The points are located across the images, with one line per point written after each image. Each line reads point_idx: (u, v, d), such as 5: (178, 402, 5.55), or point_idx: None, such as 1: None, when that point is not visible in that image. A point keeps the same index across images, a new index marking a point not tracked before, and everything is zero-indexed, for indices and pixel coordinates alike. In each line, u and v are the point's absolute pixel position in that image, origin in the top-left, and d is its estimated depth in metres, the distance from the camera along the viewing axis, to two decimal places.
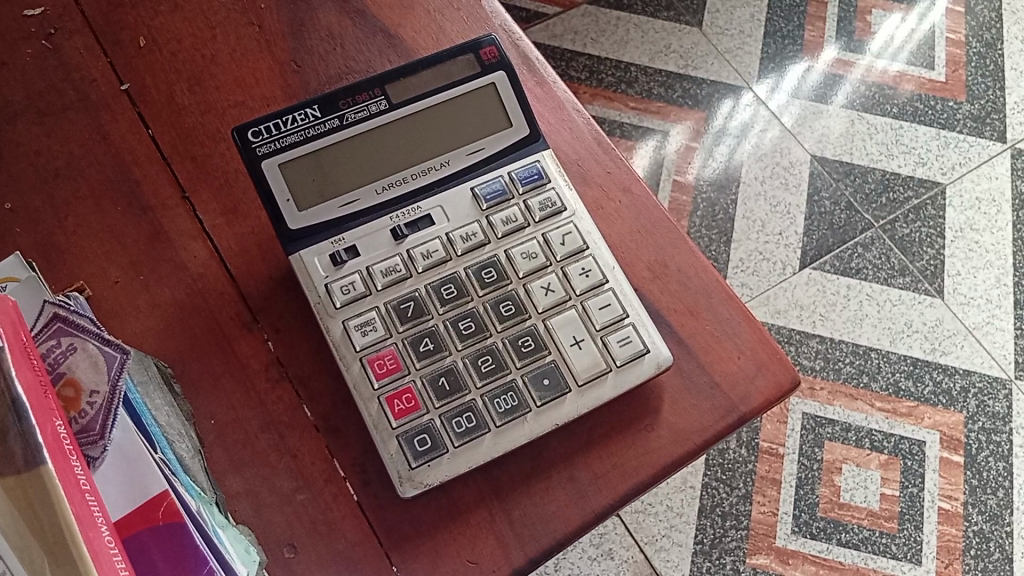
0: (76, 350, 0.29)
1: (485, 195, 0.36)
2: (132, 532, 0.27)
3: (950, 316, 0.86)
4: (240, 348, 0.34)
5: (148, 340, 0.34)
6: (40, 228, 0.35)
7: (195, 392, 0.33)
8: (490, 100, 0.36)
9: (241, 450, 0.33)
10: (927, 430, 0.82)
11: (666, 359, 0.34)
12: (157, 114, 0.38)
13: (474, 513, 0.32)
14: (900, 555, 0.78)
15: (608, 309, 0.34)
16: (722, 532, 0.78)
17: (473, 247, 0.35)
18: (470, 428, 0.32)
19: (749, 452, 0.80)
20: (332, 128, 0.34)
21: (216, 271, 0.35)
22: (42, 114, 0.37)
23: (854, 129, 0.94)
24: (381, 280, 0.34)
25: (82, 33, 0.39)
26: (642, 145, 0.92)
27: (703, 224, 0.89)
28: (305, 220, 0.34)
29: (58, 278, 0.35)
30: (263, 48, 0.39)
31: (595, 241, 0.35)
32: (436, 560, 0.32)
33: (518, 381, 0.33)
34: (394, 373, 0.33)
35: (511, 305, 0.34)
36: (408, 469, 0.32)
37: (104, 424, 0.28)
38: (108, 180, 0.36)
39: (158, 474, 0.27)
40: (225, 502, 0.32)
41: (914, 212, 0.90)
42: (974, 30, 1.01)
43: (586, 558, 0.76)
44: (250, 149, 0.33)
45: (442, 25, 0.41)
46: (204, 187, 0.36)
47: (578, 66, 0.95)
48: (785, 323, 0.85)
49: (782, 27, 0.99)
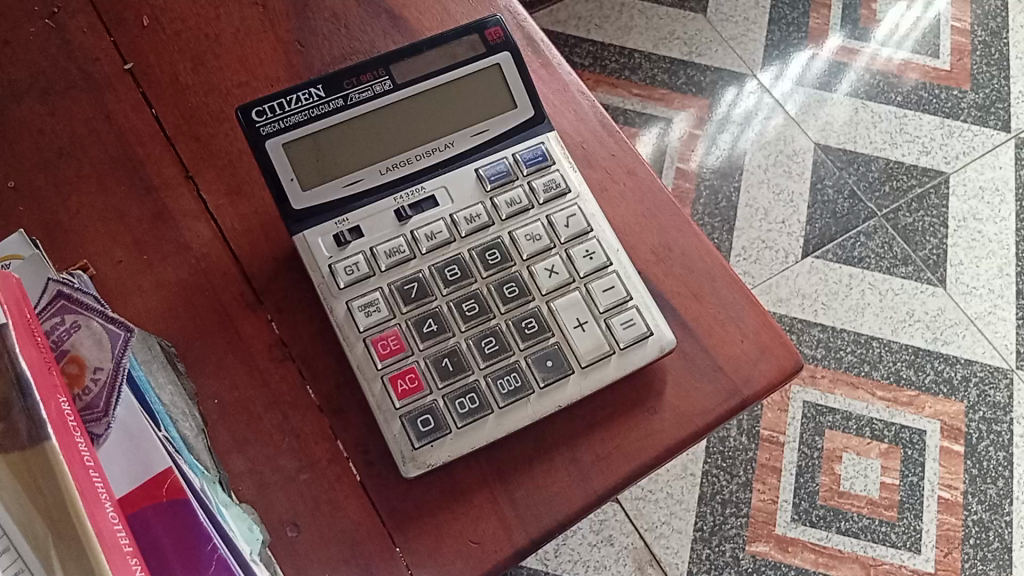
0: (80, 328, 0.29)
1: (489, 176, 0.35)
2: (136, 508, 0.27)
3: (952, 306, 0.86)
4: (243, 328, 0.34)
5: (151, 319, 0.34)
6: (43, 208, 0.35)
7: (198, 371, 0.33)
8: (495, 81, 0.36)
9: (245, 429, 0.33)
10: (927, 419, 0.82)
11: (670, 341, 0.34)
12: (161, 94, 0.37)
13: (476, 493, 0.32)
14: (900, 543, 0.78)
15: (610, 291, 0.34)
16: (722, 519, 0.78)
17: (476, 228, 0.35)
18: (473, 409, 0.32)
19: (750, 440, 0.80)
20: (335, 108, 0.34)
21: (219, 251, 0.35)
22: (46, 94, 0.37)
23: (858, 118, 0.94)
24: (384, 260, 0.34)
25: (84, 12, 0.39)
26: (645, 132, 0.92)
27: (706, 211, 0.89)
28: (308, 200, 0.34)
29: (61, 257, 0.35)
30: (267, 29, 0.39)
31: (599, 224, 0.35)
32: (439, 541, 0.32)
33: (520, 362, 0.33)
34: (397, 354, 0.33)
35: (515, 287, 0.34)
36: (411, 450, 0.32)
37: (107, 401, 0.28)
38: (112, 160, 0.36)
39: (161, 452, 0.27)
40: (229, 481, 0.32)
41: (917, 202, 0.90)
42: (980, 19, 1.00)
43: (586, 544, 0.77)
44: (253, 129, 0.33)
45: (446, 6, 0.40)
46: (208, 167, 0.36)
47: (582, 53, 0.95)
48: (787, 312, 0.85)
49: (786, 14, 0.99)
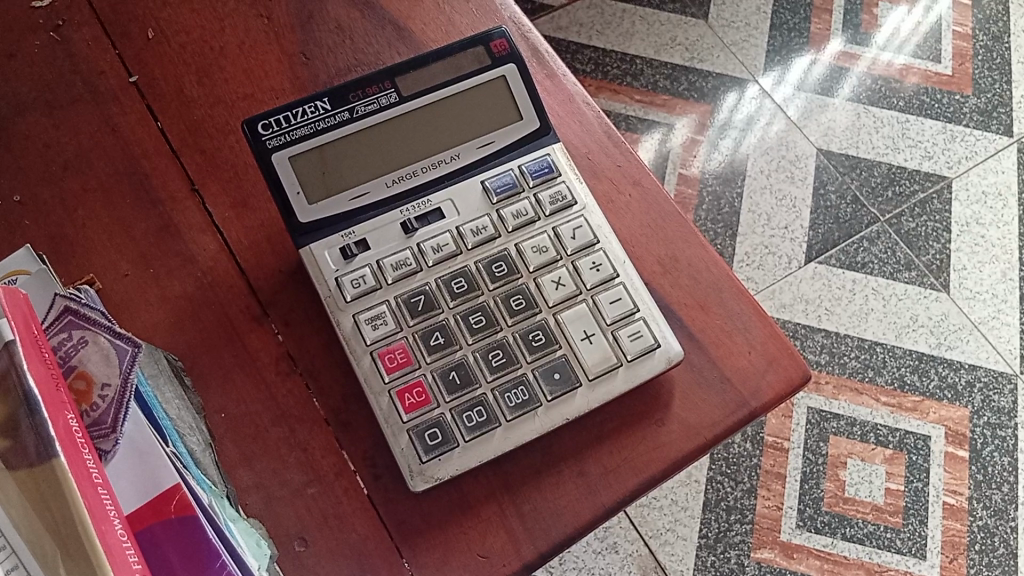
0: (88, 343, 0.29)
1: (495, 188, 0.35)
2: (144, 525, 0.27)
3: (956, 311, 0.86)
4: (250, 342, 0.34)
5: (157, 333, 0.34)
6: (49, 222, 0.35)
7: (205, 385, 0.33)
8: (501, 92, 0.35)
9: (252, 443, 0.33)
10: (932, 425, 0.82)
11: (677, 353, 0.34)
12: (167, 107, 0.37)
13: (484, 507, 0.32)
14: (905, 549, 0.78)
15: (618, 304, 0.34)
16: (727, 526, 0.78)
17: (483, 241, 0.35)
18: (481, 422, 0.32)
19: (754, 446, 0.80)
20: (341, 121, 0.34)
21: (226, 264, 0.35)
22: (51, 107, 0.37)
23: (860, 122, 0.94)
24: (391, 273, 0.34)
25: (89, 24, 0.39)
26: (647, 138, 0.92)
27: (709, 217, 0.89)
28: (314, 213, 0.34)
29: (67, 271, 0.35)
30: (272, 41, 0.39)
31: (606, 236, 0.35)
32: (447, 555, 0.32)
33: (528, 376, 0.33)
34: (404, 367, 0.33)
35: (522, 299, 0.34)
36: (418, 464, 0.32)
37: (115, 417, 0.28)
38: (118, 173, 0.36)
39: (169, 468, 0.27)
40: (236, 495, 0.32)
41: (920, 206, 0.90)
42: (981, 23, 1.00)
43: (591, 552, 0.76)
44: (259, 142, 0.33)
45: (450, 18, 0.40)
46: (213, 180, 0.36)
47: (583, 59, 0.95)
48: (790, 318, 0.85)
49: (788, 19, 0.99)
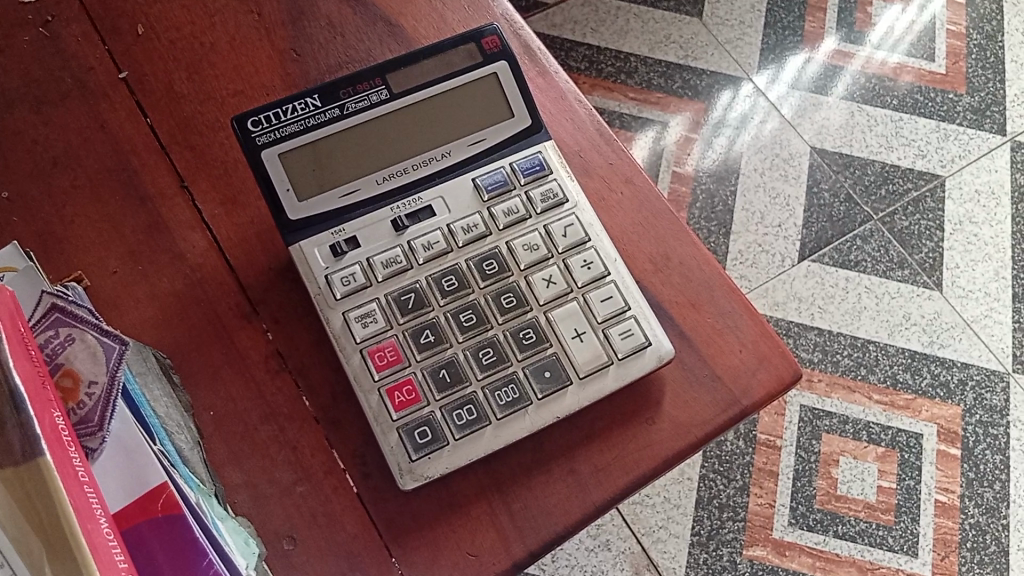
0: (75, 341, 0.29)
1: (486, 186, 0.35)
2: (130, 524, 0.27)
3: (948, 309, 0.86)
4: (239, 340, 0.34)
5: (146, 331, 0.34)
6: (37, 218, 0.35)
7: (194, 383, 0.33)
8: (492, 90, 0.35)
9: (241, 441, 0.33)
10: (924, 423, 0.82)
11: (668, 351, 0.34)
12: (156, 103, 0.37)
13: (473, 505, 0.32)
14: (897, 547, 0.78)
15: (608, 302, 0.34)
16: (719, 524, 0.78)
17: (474, 238, 0.35)
18: (471, 420, 0.32)
19: (747, 444, 0.80)
20: (332, 118, 0.34)
21: (215, 261, 0.35)
22: (39, 102, 0.37)
23: (854, 121, 0.94)
24: (381, 271, 0.34)
25: (78, 20, 0.38)
26: (641, 136, 0.91)
27: (702, 215, 0.89)
28: (304, 211, 0.34)
29: (55, 268, 0.34)
30: (263, 37, 0.39)
31: (597, 234, 0.35)
32: (436, 554, 0.32)
33: (518, 374, 0.33)
34: (394, 365, 0.32)
35: (512, 297, 0.34)
36: (408, 462, 0.31)
37: (102, 415, 0.28)
38: (107, 170, 0.36)
39: (156, 466, 0.27)
40: (224, 494, 0.32)
41: (913, 205, 0.90)
42: (975, 22, 1.00)
43: (583, 550, 0.76)
44: (248, 138, 0.33)
45: (442, 15, 0.40)
46: (203, 176, 0.36)
47: (578, 57, 0.94)
48: (783, 316, 0.85)
49: (782, 17, 0.99)
